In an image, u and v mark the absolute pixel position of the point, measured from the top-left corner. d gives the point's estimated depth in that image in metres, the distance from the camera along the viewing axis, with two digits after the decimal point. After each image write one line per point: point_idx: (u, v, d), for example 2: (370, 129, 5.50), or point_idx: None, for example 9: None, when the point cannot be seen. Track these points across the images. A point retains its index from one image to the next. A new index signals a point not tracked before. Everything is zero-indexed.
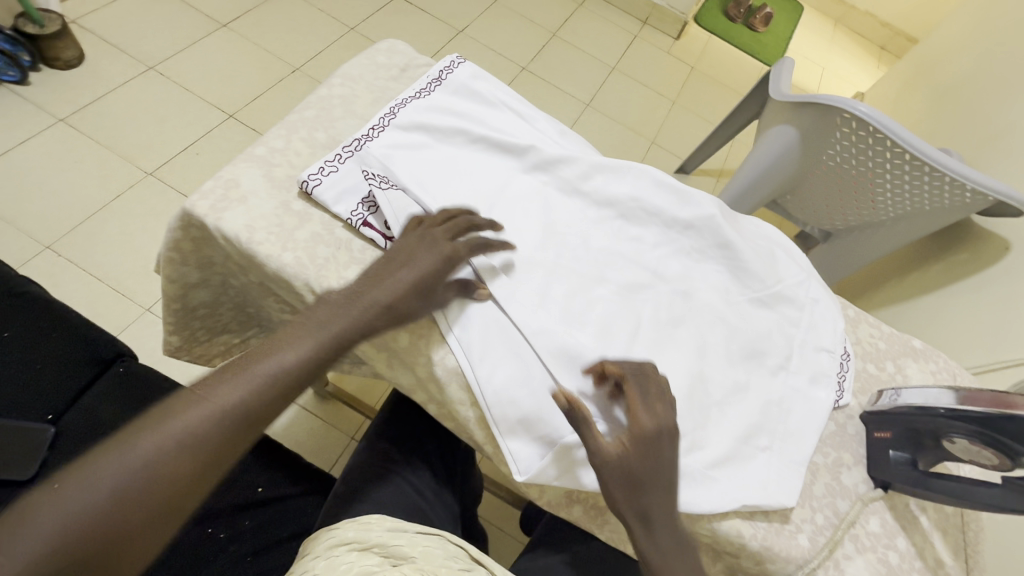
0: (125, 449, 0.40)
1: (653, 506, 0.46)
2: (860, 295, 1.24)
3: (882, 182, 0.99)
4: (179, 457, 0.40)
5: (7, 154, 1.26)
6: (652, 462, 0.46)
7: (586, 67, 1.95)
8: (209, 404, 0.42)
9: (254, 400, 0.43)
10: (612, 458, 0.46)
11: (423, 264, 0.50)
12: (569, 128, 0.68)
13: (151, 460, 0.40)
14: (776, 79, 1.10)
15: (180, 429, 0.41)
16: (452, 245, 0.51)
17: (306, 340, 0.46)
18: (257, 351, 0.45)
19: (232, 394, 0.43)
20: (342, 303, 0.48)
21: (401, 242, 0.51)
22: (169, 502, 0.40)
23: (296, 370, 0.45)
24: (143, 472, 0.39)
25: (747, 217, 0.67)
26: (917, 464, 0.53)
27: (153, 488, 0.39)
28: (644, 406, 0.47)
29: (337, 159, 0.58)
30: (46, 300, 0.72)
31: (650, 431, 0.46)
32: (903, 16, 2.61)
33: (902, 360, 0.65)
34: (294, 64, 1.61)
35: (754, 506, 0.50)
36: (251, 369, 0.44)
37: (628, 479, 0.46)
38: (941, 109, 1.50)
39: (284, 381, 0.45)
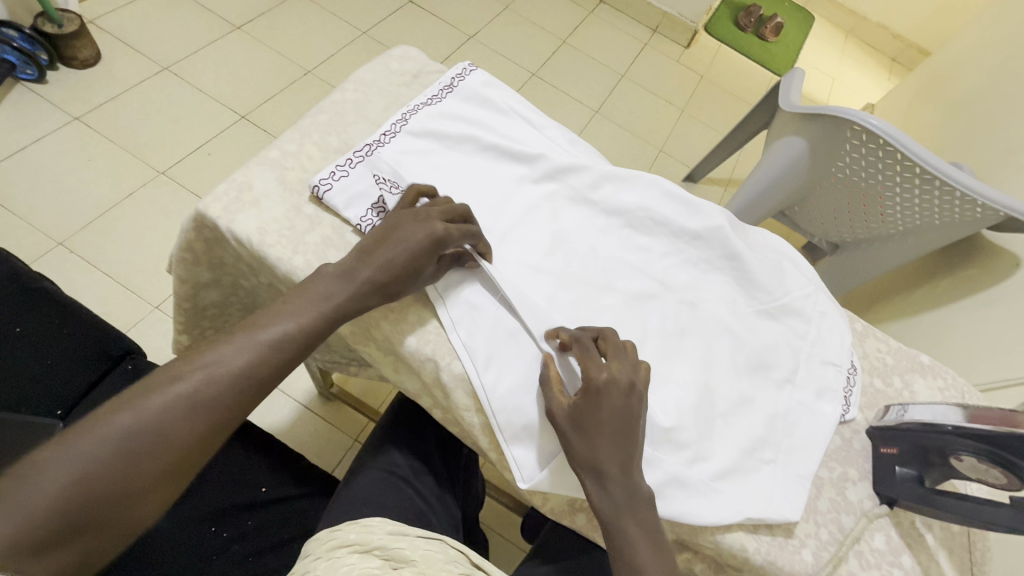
0: (133, 408, 0.40)
1: (605, 460, 0.45)
2: (867, 308, 1.23)
3: (890, 194, 0.99)
4: (188, 416, 0.41)
5: (23, 151, 1.28)
6: (601, 413, 0.46)
7: (596, 75, 1.96)
8: (216, 367, 0.43)
9: (262, 363, 0.44)
10: (563, 411, 0.47)
11: (413, 241, 0.49)
12: (579, 136, 0.68)
13: (158, 420, 0.40)
14: (786, 90, 1.10)
15: (188, 390, 0.41)
16: (445, 224, 0.50)
17: (308, 311, 0.47)
18: (258, 321, 0.46)
19: (240, 358, 0.44)
20: (340, 277, 0.48)
21: (394, 217, 0.51)
22: (176, 463, 0.40)
23: (300, 338, 0.46)
24: (149, 431, 0.39)
25: (756, 228, 0.67)
26: (923, 481, 0.53)
27: (160, 448, 0.39)
28: (594, 360, 0.47)
29: (348, 163, 0.58)
30: (57, 296, 0.72)
31: (601, 383, 0.46)
32: (915, 28, 2.61)
33: (910, 376, 0.64)
34: (307, 67, 1.62)
35: (758, 520, 0.50)
36: (258, 334, 0.45)
37: (580, 433, 0.46)
38: (952, 122, 1.49)
39: (288, 348, 0.46)
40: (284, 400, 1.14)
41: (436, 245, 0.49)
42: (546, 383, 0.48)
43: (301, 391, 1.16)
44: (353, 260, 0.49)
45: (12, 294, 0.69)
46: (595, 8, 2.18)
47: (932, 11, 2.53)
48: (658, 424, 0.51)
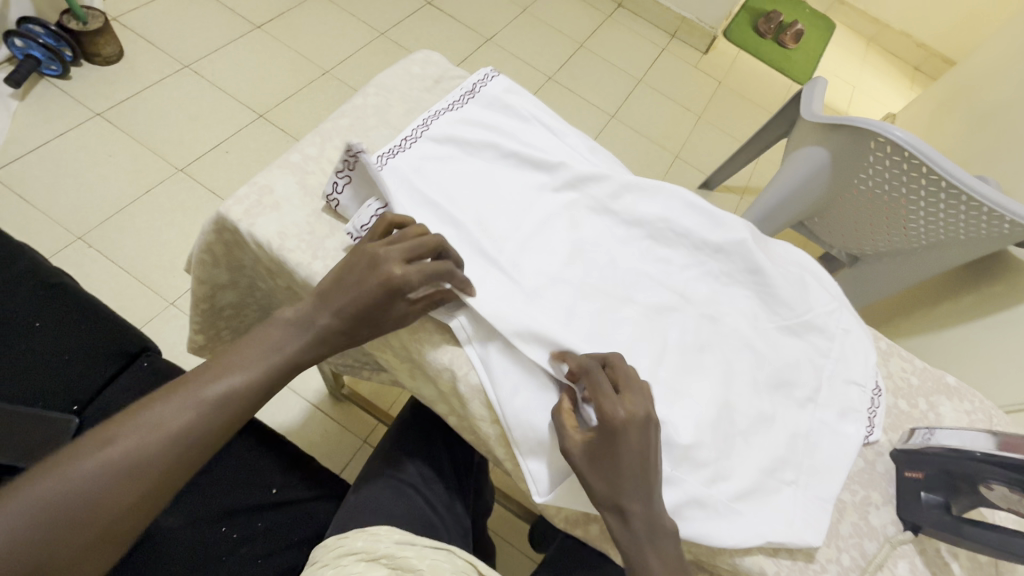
0: (60, 475, 0.39)
1: (626, 498, 0.44)
2: (886, 323, 1.21)
3: (913, 210, 0.97)
4: (121, 482, 0.40)
5: (46, 146, 1.29)
6: (618, 453, 0.44)
7: (613, 79, 1.95)
8: (154, 428, 0.42)
9: (206, 422, 0.44)
10: (579, 450, 0.46)
11: (364, 291, 0.47)
12: (600, 145, 0.68)
13: (87, 487, 0.39)
14: (808, 100, 1.08)
15: (123, 454, 0.40)
16: (400, 271, 0.46)
17: (257, 365, 0.47)
18: (207, 371, 0.46)
19: (182, 417, 0.43)
20: (297, 326, 0.48)
21: (354, 257, 0.48)
22: (105, 532, 0.40)
23: (246, 394, 0.46)
24: (77, 500, 0.39)
25: (778, 241, 0.66)
26: (950, 509, 0.52)
27: (89, 516, 0.39)
28: (606, 395, 0.46)
29: (351, 171, 0.55)
30: (76, 293, 0.73)
31: (616, 422, 0.44)
32: (939, 37, 2.56)
33: (935, 398, 0.63)
34: (325, 67, 1.63)
35: (778, 544, 0.49)
36: (203, 389, 0.44)
37: (597, 471, 0.45)
38: (977, 135, 1.46)
39: (233, 404, 0.45)
40: (295, 399, 1.14)
41: (391, 294, 0.46)
42: (560, 421, 0.47)
43: (312, 391, 1.16)
44: (312, 304, 0.48)
45: (34, 290, 0.70)
46: (614, 12, 2.17)
47: (957, 20, 2.49)
48: (678, 441, 0.49)
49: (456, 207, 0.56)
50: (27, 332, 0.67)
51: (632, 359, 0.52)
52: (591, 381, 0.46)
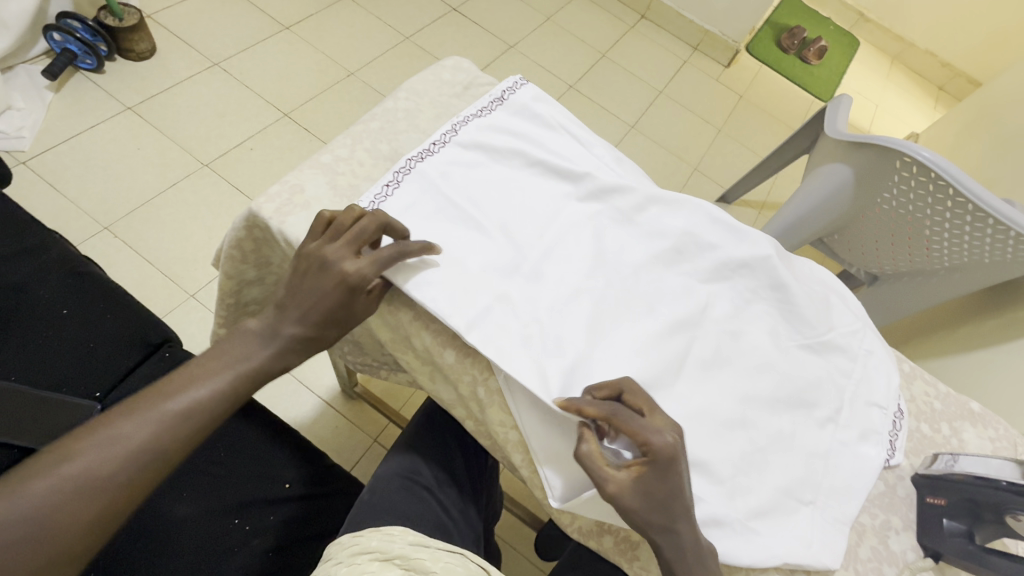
0: (15, 493, 0.38)
1: (679, 517, 0.44)
2: (905, 344, 1.19)
3: (937, 232, 0.95)
4: (79, 497, 0.39)
5: (77, 137, 1.33)
6: (670, 479, 0.44)
7: (634, 90, 1.95)
8: (113, 443, 0.41)
9: (168, 436, 0.43)
10: (630, 489, 0.43)
11: (323, 294, 0.48)
12: (625, 156, 0.68)
13: (43, 504, 0.38)
14: (833, 117, 1.07)
15: (81, 469, 0.40)
16: (353, 267, 0.48)
17: (223, 375, 0.47)
18: (171, 385, 0.45)
19: (144, 431, 0.42)
20: (262, 336, 0.49)
21: (300, 260, 0.49)
22: (62, 551, 0.39)
23: (211, 406, 0.46)
24: (33, 517, 0.38)
25: (802, 259, 0.66)
26: (972, 538, 0.51)
27: (45, 536, 0.38)
28: (642, 424, 0.44)
29: (391, 182, 0.57)
30: (103, 283, 0.75)
31: (666, 450, 0.43)
32: (966, 57, 2.53)
33: (959, 424, 0.62)
34: (350, 69, 1.66)
35: (796, 565, 0.48)
36: (166, 403, 0.44)
37: (650, 501, 0.44)
38: (1003, 157, 1.44)
39: (197, 417, 0.45)
40: (308, 396, 1.15)
41: (349, 289, 0.48)
42: (601, 472, 0.44)
43: (325, 387, 1.17)
44: (274, 316, 0.49)
45: (66, 280, 0.72)
46: (636, 23, 2.18)
47: (985, 40, 2.46)
48: (693, 455, 0.50)
49: (481, 212, 0.56)
50: (57, 319, 0.69)
51: (653, 370, 0.52)
52: (624, 419, 0.44)
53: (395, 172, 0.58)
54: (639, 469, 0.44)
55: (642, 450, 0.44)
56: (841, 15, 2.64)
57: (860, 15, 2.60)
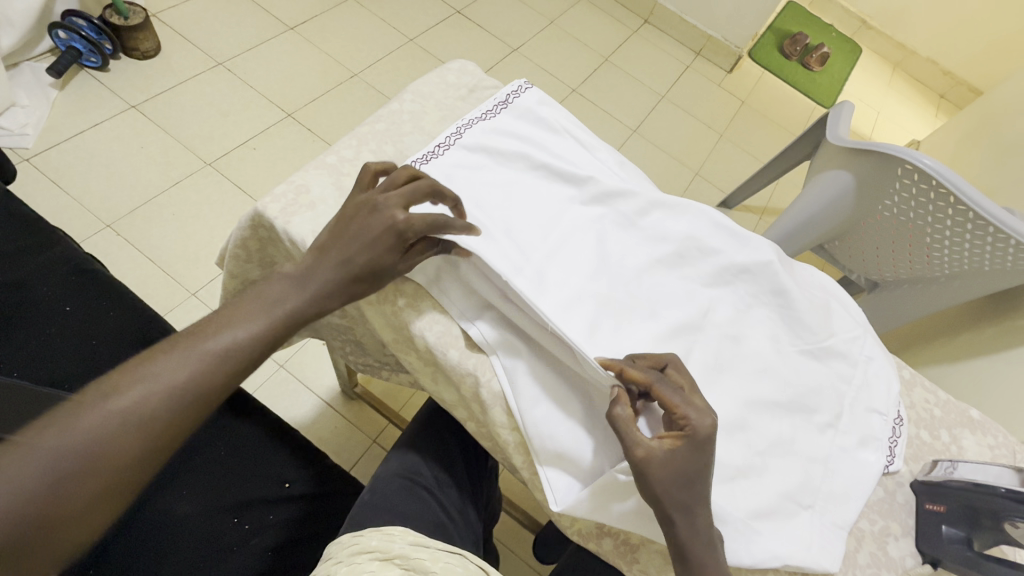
0: (67, 428, 0.39)
1: (698, 499, 0.45)
2: (905, 351, 1.19)
3: (938, 239, 0.96)
4: (128, 434, 0.40)
5: (80, 135, 1.33)
6: (702, 459, 0.44)
7: (636, 94, 1.96)
8: (155, 383, 0.42)
9: (208, 376, 0.43)
10: (659, 459, 0.44)
11: (368, 239, 0.48)
12: (628, 160, 0.69)
13: (92, 438, 0.39)
14: (834, 123, 1.08)
15: (127, 407, 0.41)
16: (404, 217, 0.48)
17: (260, 320, 0.46)
18: (209, 326, 0.45)
19: (185, 372, 0.43)
20: (296, 282, 0.48)
21: (352, 207, 0.50)
22: (113, 484, 0.40)
23: (249, 348, 0.45)
24: (84, 450, 0.39)
25: (803, 264, 0.66)
26: (972, 544, 0.51)
27: (98, 469, 0.39)
28: (683, 399, 0.45)
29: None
30: (106, 281, 0.75)
31: (705, 430, 0.44)
32: (967, 64, 2.54)
33: (958, 431, 0.62)
34: (354, 70, 1.66)
35: (796, 566, 0.49)
36: (205, 343, 0.44)
37: (677, 475, 0.44)
38: (1003, 165, 1.44)
39: (235, 359, 0.45)
40: (308, 395, 1.15)
41: (399, 237, 0.49)
42: (633, 435, 0.44)
43: (325, 387, 1.17)
44: (311, 260, 0.49)
45: (70, 276, 0.72)
46: (639, 27, 2.19)
47: (986, 49, 2.47)
48: None
49: (485, 214, 0.57)
50: (60, 315, 0.69)
51: None
52: (667, 391, 0.45)
53: None
54: (673, 442, 0.44)
55: (679, 424, 0.45)
56: (844, 22, 2.64)
57: (863, 22, 2.61)
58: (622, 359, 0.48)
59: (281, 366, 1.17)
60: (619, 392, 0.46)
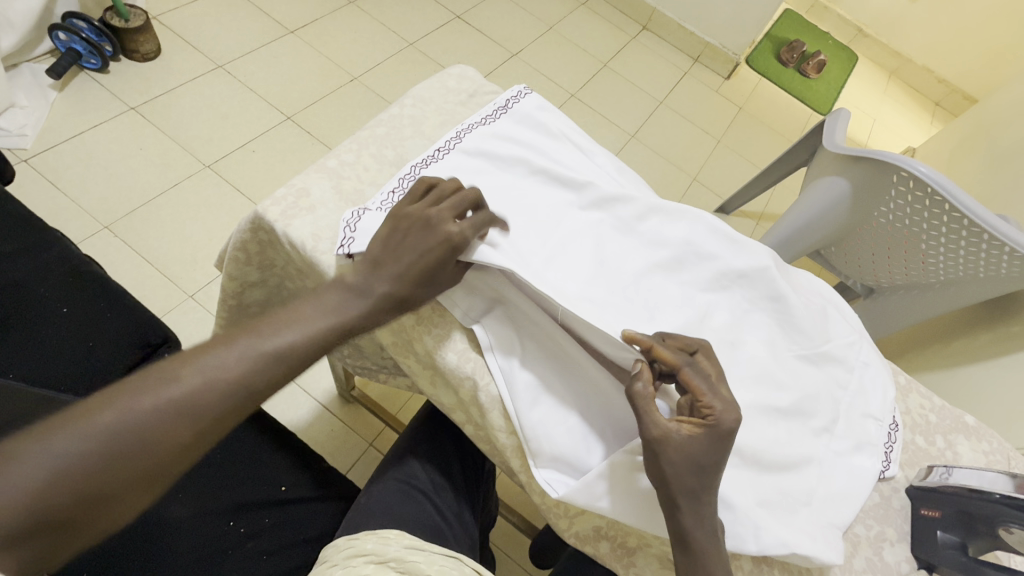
0: (119, 406, 0.40)
1: (708, 490, 0.45)
2: (900, 356, 1.20)
3: (933, 246, 0.96)
4: (173, 422, 0.41)
5: (79, 137, 1.33)
6: (721, 452, 0.45)
7: (634, 100, 1.97)
8: (209, 375, 0.42)
9: (259, 374, 0.44)
10: (676, 442, 0.45)
11: (424, 252, 0.50)
12: (626, 166, 0.70)
13: (144, 419, 0.40)
14: (831, 130, 1.09)
15: (179, 394, 0.41)
16: (457, 229, 0.50)
17: (314, 325, 0.47)
18: (269, 325, 0.46)
19: (236, 367, 0.43)
20: (355, 293, 0.49)
21: (403, 218, 0.51)
22: (153, 469, 0.40)
23: (302, 352, 0.46)
24: (130, 429, 0.39)
25: (800, 270, 0.67)
26: (966, 550, 0.52)
27: (139, 452, 0.39)
28: (711, 388, 0.47)
29: (397, 189, 0.58)
30: (103, 284, 0.74)
31: (730, 426, 0.45)
32: (963, 73, 2.57)
33: (953, 437, 0.63)
34: (354, 74, 1.67)
35: (802, 556, 0.49)
36: (261, 342, 0.45)
37: (689, 461, 0.44)
38: (997, 173, 1.45)
39: (288, 362, 0.45)
40: (305, 398, 1.15)
41: (453, 250, 0.50)
42: (652, 414, 0.45)
43: (322, 390, 1.17)
44: (365, 271, 0.50)
45: (65, 277, 0.72)
46: (638, 34, 2.20)
47: (982, 58, 2.49)
48: None
49: None
50: (55, 317, 0.69)
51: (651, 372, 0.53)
52: (694, 376, 0.47)
53: (400, 179, 0.59)
54: (692, 428, 0.45)
55: (702, 412, 0.46)
56: (840, 30, 2.67)
57: (860, 30, 2.63)
58: (653, 337, 0.49)
59: None
60: (644, 367, 0.47)
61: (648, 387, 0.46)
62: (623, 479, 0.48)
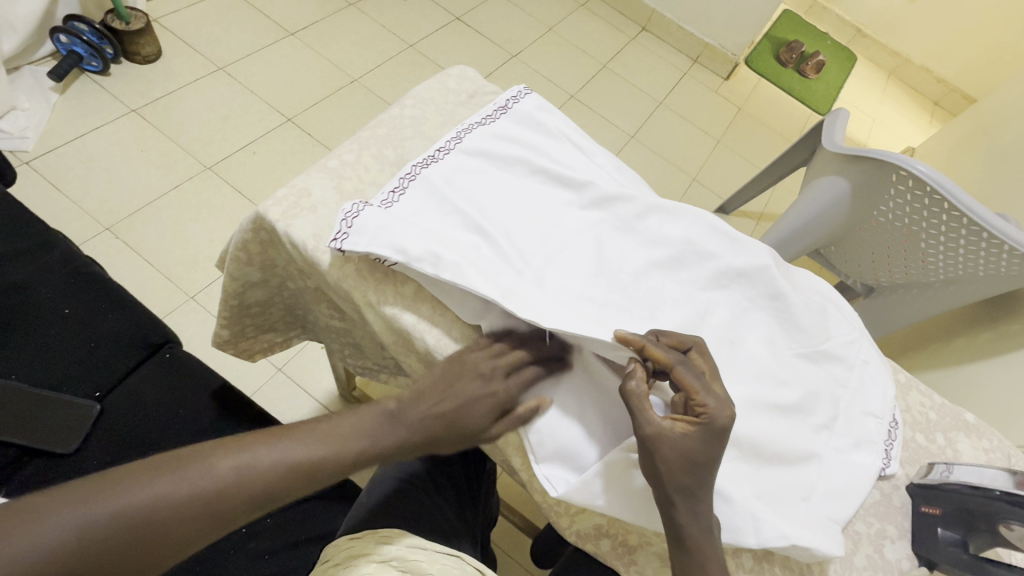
0: (155, 486, 0.41)
1: (703, 486, 0.45)
2: (900, 355, 1.20)
3: (933, 245, 0.97)
4: (180, 512, 0.41)
5: (80, 139, 1.33)
6: (715, 450, 0.45)
7: (633, 100, 1.98)
8: (243, 472, 0.44)
9: (275, 478, 0.45)
10: (669, 439, 0.45)
11: (468, 401, 0.50)
12: (626, 166, 0.70)
13: (164, 504, 0.40)
14: (830, 129, 1.09)
15: (192, 485, 0.42)
16: (503, 390, 0.51)
17: (347, 443, 0.49)
18: (310, 430, 0.48)
19: (268, 471, 0.45)
20: (393, 422, 0.50)
21: (457, 363, 0.52)
22: (149, 557, 0.40)
23: (323, 461, 0.47)
24: (139, 510, 0.40)
25: (800, 269, 0.67)
26: (966, 547, 0.52)
27: (144, 535, 0.40)
28: (704, 386, 0.47)
29: (397, 188, 0.58)
30: (108, 285, 0.75)
31: (724, 423, 0.45)
32: (961, 73, 2.57)
33: (953, 434, 0.63)
34: (354, 75, 1.67)
35: (802, 547, 0.48)
36: (292, 445, 0.46)
37: (683, 458, 0.45)
38: (997, 172, 1.46)
39: (310, 475, 0.46)
40: (306, 399, 1.15)
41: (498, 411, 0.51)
42: (645, 413, 0.45)
43: (323, 391, 1.17)
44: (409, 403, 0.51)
45: (66, 279, 0.72)
46: (637, 35, 2.21)
47: (980, 58, 2.50)
48: None
49: (486, 219, 0.57)
50: (57, 318, 0.69)
51: None
52: (686, 374, 0.47)
53: (401, 178, 0.59)
54: (687, 427, 0.45)
55: (696, 410, 0.46)
56: (839, 30, 2.67)
57: (858, 30, 2.64)
58: (646, 336, 0.49)
59: (279, 370, 1.17)
60: (636, 366, 0.47)
61: (640, 386, 0.46)
62: (620, 476, 0.49)
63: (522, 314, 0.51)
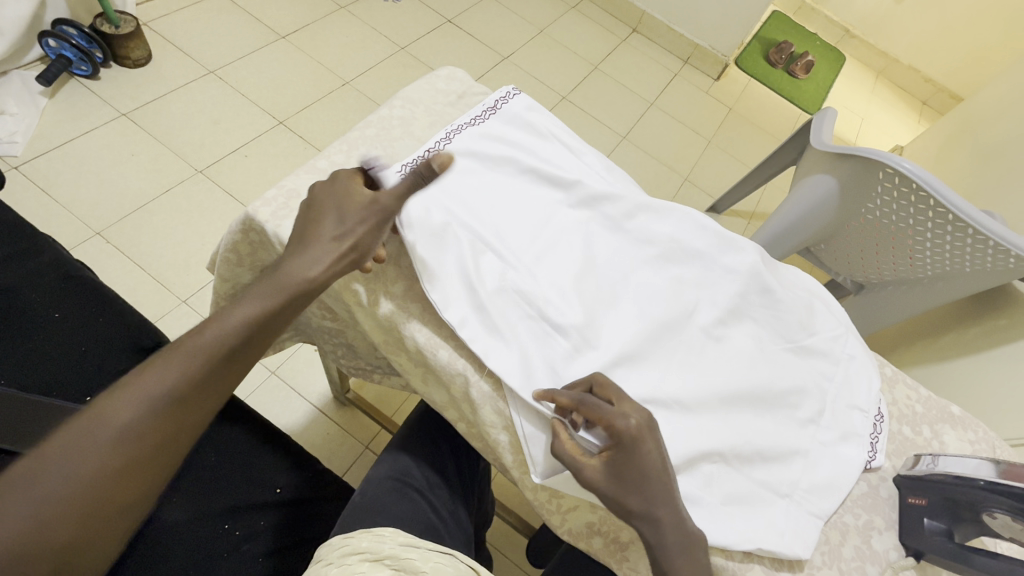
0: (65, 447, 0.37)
1: (659, 502, 0.45)
2: (891, 350, 1.21)
3: (920, 242, 0.97)
4: (115, 473, 0.38)
5: (71, 143, 1.33)
6: (640, 462, 0.46)
7: (625, 101, 1.99)
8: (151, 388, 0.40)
9: (191, 394, 0.42)
10: (602, 473, 0.46)
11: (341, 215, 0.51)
12: (614, 164, 0.70)
13: (89, 455, 0.37)
14: (818, 128, 1.10)
15: (103, 445, 0.38)
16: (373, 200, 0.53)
17: (241, 314, 0.45)
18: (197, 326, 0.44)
19: (178, 373, 0.41)
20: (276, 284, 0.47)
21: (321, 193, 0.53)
22: (115, 501, 0.38)
23: (228, 339, 0.44)
24: (67, 473, 0.37)
25: (789, 266, 0.68)
26: (952, 536, 0.52)
27: (92, 481, 0.37)
28: (608, 409, 0.46)
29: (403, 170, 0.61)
30: (98, 289, 0.75)
31: (631, 432, 0.46)
32: (948, 73, 2.61)
33: (939, 427, 0.64)
34: (346, 78, 1.68)
35: (767, 551, 0.49)
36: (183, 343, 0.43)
37: (624, 484, 0.46)
38: (982, 170, 1.48)
39: (224, 355, 0.44)
40: (300, 401, 1.15)
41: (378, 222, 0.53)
42: (575, 461, 0.47)
43: (316, 393, 1.17)
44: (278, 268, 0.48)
45: (56, 283, 0.72)
46: (628, 36, 2.22)
47: (966, 58, 2.54)
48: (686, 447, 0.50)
49: (476, 218, 0.58)
50: (46, 323, 0.69)
51: (636, 364, 0.54)
52: (591, 405, 0.47)
53: (402, 167, 0.61)
54: (608, 453, 0.46)
55: (610, 435, 0.46)
56: (828, 30, 2.70)
57: (846, 31, 2.67)
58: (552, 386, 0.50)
59: (273, 374, 1.17)
60: (558, 425, 0.48)
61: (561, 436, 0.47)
62: None
63: (477, 341, 0.53)
